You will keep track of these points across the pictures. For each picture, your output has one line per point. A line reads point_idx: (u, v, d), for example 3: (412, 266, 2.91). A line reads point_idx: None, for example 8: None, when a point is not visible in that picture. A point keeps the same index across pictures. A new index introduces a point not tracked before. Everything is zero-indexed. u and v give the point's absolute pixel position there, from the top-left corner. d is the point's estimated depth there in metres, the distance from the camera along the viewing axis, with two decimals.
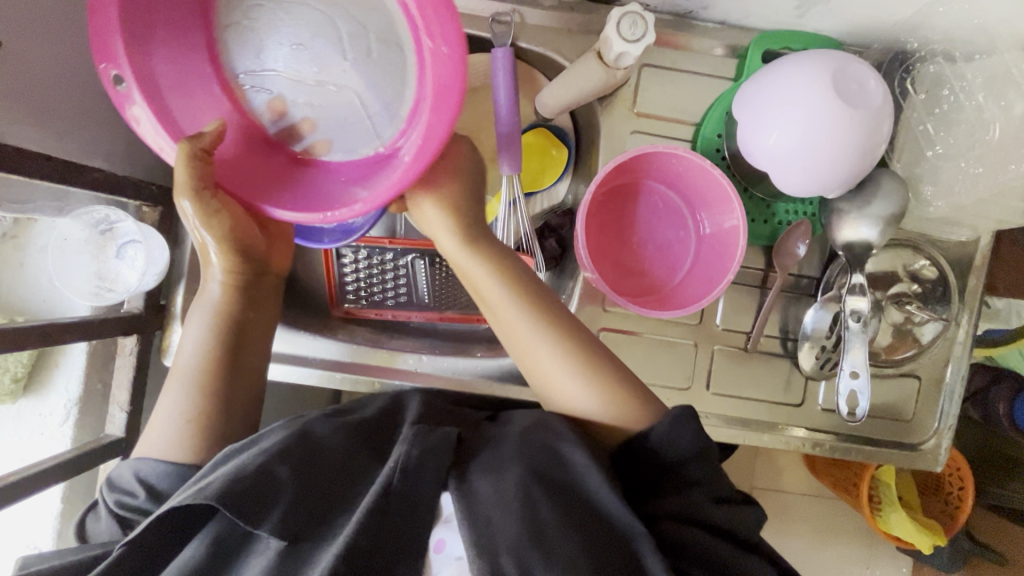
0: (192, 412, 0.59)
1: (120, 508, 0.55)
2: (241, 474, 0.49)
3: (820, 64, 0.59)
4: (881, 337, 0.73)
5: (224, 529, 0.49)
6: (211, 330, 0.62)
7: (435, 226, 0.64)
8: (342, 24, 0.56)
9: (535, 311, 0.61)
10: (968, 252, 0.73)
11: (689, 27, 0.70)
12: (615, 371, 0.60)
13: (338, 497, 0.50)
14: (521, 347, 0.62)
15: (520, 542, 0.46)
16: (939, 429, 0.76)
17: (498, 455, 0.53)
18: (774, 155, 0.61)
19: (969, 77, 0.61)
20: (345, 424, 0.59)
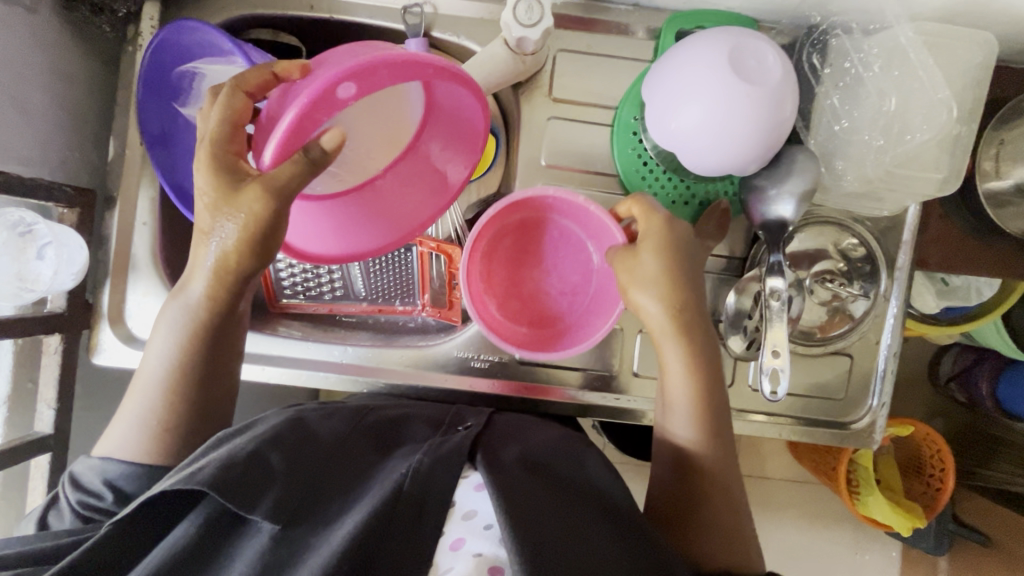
0: (149, 416, 0.59)
1: (84, 508, 0.55)
2: (233, 459, 0.49)
3: (717, 45, 0.58)
4: (811, 315, 0.73)
5: (215, 511, 0.48)
6: (179, 341, 0.59)
7: (638, 282, 0.61)
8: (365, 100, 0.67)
9: (704, 372, 0.60)
10: (895, 228, 0.72)
11: (602, 11, 0.70)
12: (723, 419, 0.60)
13: (335, 484, 0.52)
14: (698, 411, 0.59)
15: (557, 536, 0.47)
16: (873, 408, 0.75)
17: (522, 459, 0.57)
18: (688, 141, 0.61)
19: (866, 48, 0.60)
20: (340, 419, 0.61)
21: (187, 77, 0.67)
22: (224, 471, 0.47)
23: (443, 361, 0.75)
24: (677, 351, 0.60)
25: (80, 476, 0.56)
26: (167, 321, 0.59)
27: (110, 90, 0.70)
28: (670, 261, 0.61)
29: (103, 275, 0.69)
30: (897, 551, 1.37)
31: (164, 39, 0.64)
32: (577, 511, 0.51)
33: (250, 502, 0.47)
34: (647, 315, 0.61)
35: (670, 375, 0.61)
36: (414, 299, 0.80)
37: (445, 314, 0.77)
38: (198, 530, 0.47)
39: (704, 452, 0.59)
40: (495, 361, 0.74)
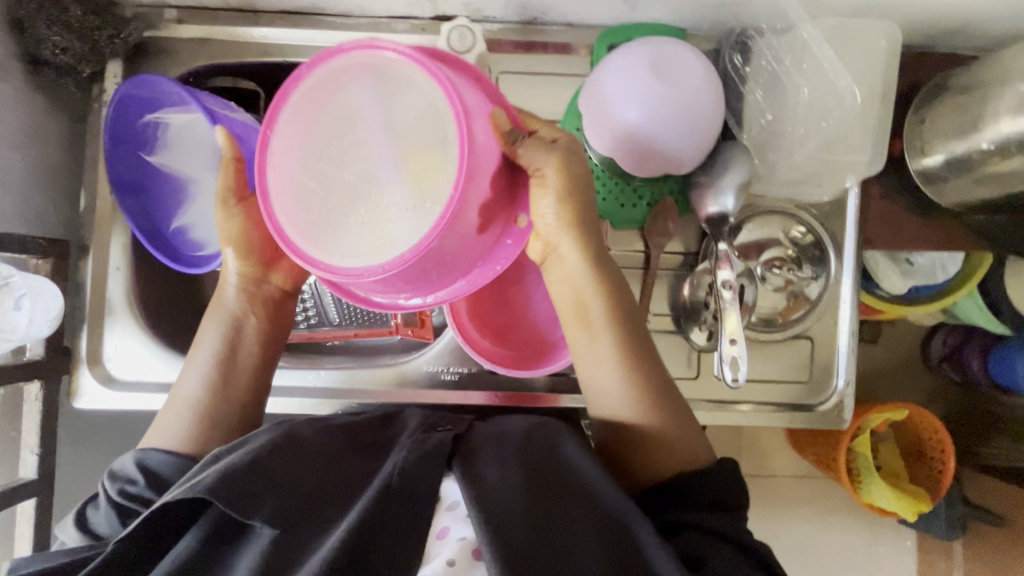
0: (194, 401, 0.63)
1: (120, 496, 0.56)
2: (230, 471, 0.50)
3: (639, 54, 0.62)
4: (768, 302, 0.75)
5: (214, 526, 0.50)
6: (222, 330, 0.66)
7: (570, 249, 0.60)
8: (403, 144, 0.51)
9: (615, 327, 0.60)
10: (838, 212, 0.75)
11: (538, 33, 0.74)
12: (654, 373, 0.60)
13: (327, 494, 0.51)
14: (635, 374, 0.59)
15: (530, 529, 0.48)
16: (840, 387, 0.76)
17: (502, 450, 0.56)
18: (621, 144, 0.64)
19: (780, 46, 0.64)
20: (334, 431, 0.60)
21: (150, 126, 0.72)
22: (222, 482, 0.49)
23: (414, 377, 0.77)
24: (605, 333, 0.60)
25: (115, 469, 0.58)
26: (216, 324, 0.67)
27: (79, 145, 0.74)
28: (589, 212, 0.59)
29: (80, 320, 0.71)
30: (913, 538, 1.34)
31: (124, 94, 0.67)
32: (559, 493, 0.52)
33: (248, 510, 0.48)
34: (589, 304, 0.60)
35: (599, 354, 0.60)
36: (386, 321, 0.81)
37: (419, 333, 0.79)
38: (200, 540, 0.49)
39: (655, 427, 0.58)
40: (465, 373, 0.76)
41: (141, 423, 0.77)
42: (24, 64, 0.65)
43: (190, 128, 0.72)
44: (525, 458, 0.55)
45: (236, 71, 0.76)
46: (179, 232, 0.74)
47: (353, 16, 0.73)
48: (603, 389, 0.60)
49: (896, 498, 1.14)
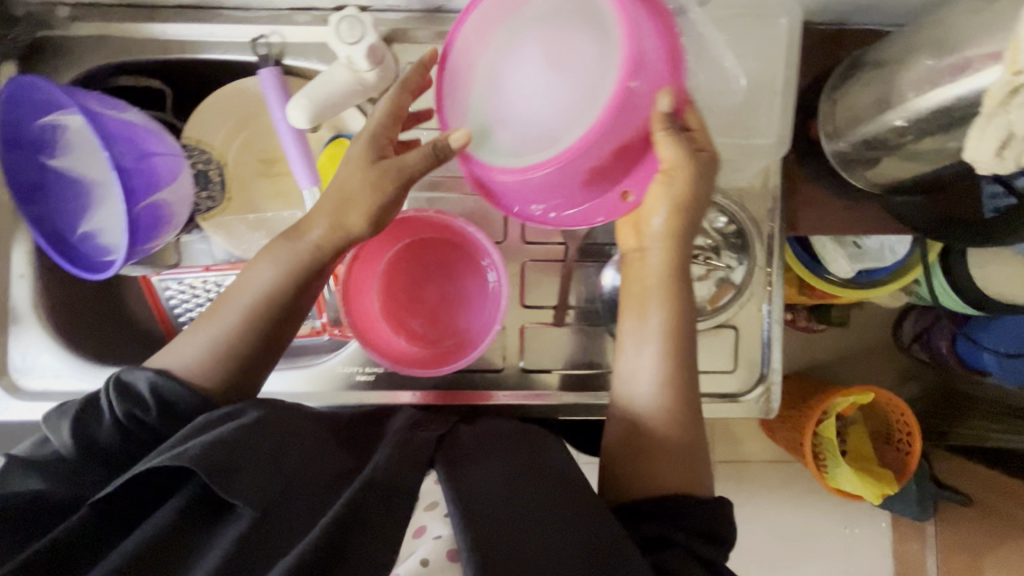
0: (227, 335, 0.58)
1: (126, 419, 0.53)
2: (221, 439, 0.47)
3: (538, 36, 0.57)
4: (690, 293, 0.73)
5: (196, 495, 0.47)
6: (280, 273, 0.59)
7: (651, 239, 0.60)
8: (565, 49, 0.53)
9: (677, 327, 0.58)
10: (760, 197, 0.72)
11: (444, 21, 0.71)
12: (691, 381, 0.58)
13: (307, 484, 0.49)
14: (676, 379, 0.58)
15: (515, 527, 0.47)
16: (766, 377, 0.75)
17: (489, 455, 0.56)
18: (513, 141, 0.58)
19: None
20: (323, 423, 0.58)
21: (49, 130, 0.70)
22: (207, 451, 0.46)
23: (330, 379, 0.75)
24: (658, 307, 0.59)
25: (128, 384, 0.54)
26: (263, 274, 0.60)
27: None
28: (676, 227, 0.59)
29: None
30: (887, 520, 1.32)
31: (12, 95, 0.64)
32: (533, 497, 0.51)
33: (230, 484, 0.45)
34: (680, 295, 0.59)
35: (649, 352, 0.59)
36: (313, 320, 0.80)
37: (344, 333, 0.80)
38: (175, 520, 0.45)
39: (669, 431, 0.57)
40: (381, 372, 0.75)
41: None
42: None
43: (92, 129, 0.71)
44: (514, 463, 0.55)
45: (138, 69, 0.74)
46: (85, 237, 0.72)
47: (254, 9, 0.71)
48: (626, 368, 0.60)
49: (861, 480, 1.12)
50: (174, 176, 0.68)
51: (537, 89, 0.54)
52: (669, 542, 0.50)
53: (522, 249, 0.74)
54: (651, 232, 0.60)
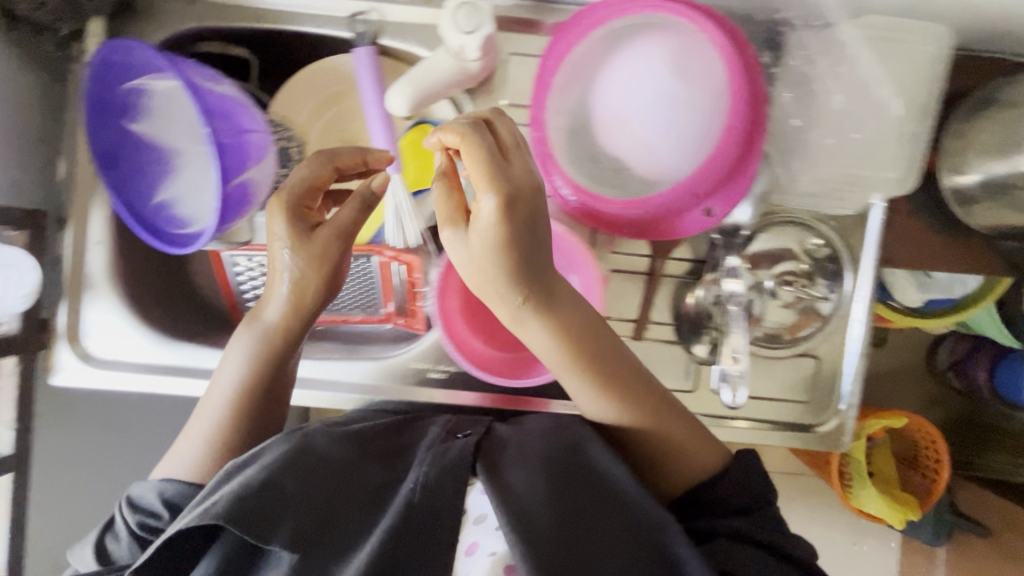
0: (210, 433, 0.62)
1: (142, 529, 0.56)
2: (246, 491, 0.48)
3: (658, 47, 0.58)
4: (774, 318, 0.71)
5: (231, 551, 0.50)
6: (251, 357, 0.62)
7: (497, 292, 0.51)
8: (687, 79, 0.57)
9: (594, 371, 0.55)
10: (860, 226, 0.70)
11: (550, 12, 0.68)
12: (636, 387, 0.58)
13: (348, 506, 0.50)
14: (617, 392, 0.57)
15: (558, 542, 0.47)
16: (843, 411, 0.73)
17: (524, 455, 0.54)
18: (614, 148, 0.60)
19: (812, 45, 0.58)
20: (346, 436, 0.57)
21: (133, 93, 0.67)
22: (235, 505, 0.47)
23: (400, 373, 0.75)
24: (541, 332, 0.53)
25: (136, 497, 0.58)
26: (237, 348, 0.62)
27: (60, 108, 0.70)
28: (508, 237, 0.48)
29: (59, 295, 0.69)
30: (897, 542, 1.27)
31: (106, 59, 0.62)
32: (589, 515, 0.49)
33: (267, 532, 0.47)
34: (586, 343, 0.54)
35: (580, 390, 0.57)
36: (377, 308, 0.77)
37: (409, 323, 0.76)
38: (219, 567, 0.49)
39: (646, 430, 0.58)
40: (453, 371, 0.74)
41: (122, 401, 0.76)
42: None
43: (177, 97, 0.69)
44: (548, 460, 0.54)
45: (226, 36, 0.71)
46: (162, 206, 0.70)
47: None
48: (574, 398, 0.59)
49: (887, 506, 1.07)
50: (261, 154, 0.65)
51: (655, 107, 0.58)
52: (718, 533, 0.53)
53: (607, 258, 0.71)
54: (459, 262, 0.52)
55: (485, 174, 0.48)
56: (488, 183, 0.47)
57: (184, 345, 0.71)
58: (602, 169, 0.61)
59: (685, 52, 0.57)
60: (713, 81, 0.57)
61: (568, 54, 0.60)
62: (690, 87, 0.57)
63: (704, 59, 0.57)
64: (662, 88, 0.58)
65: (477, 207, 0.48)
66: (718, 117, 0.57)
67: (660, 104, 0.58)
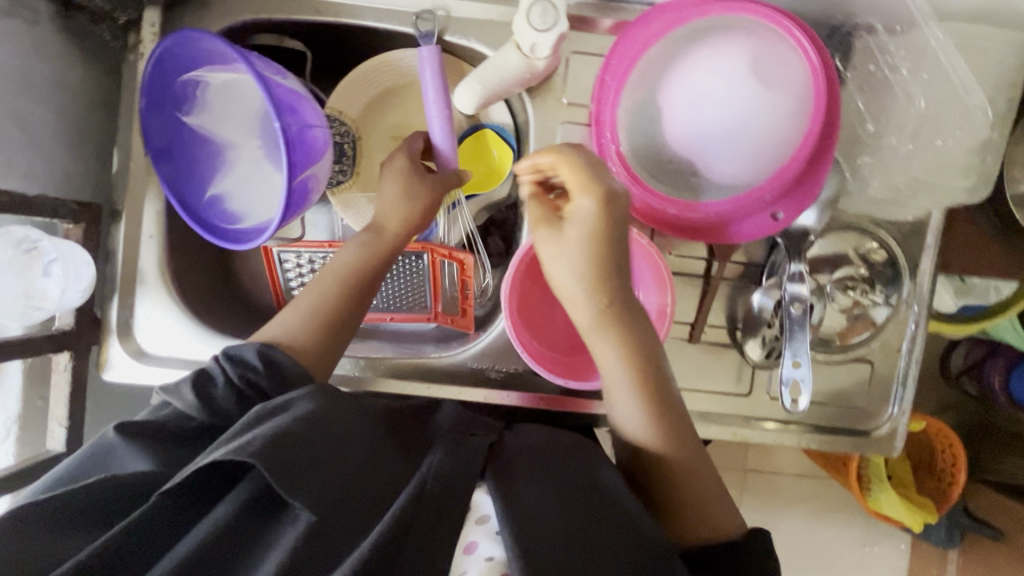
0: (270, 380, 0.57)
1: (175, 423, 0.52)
2: (277, 438, 0.45)
3: (737, 49, 0.57)
4: (831, 322, 0.71)
5: (252, 496, 0.45)
6: (320, 303, 0.60)
7: (569, 271, 0.53)
8: (767, 80, 0.57)
9: (645, 391, 0.53)
10: (920, 231, 0.69)
11: (617, 11, 0.67)
12: (678, 414, 0.54)
13: (367, 477, 0.47)
14: (665, 415, 0.54)
15: (566, 547, 0.45)
16: (894, 415, 0.74)
17: (538, 467, 0.53)
18: (686, 150, 0.60)
19: (892, 50, 0.57)
20: (367, 407, 0.54)
21: (190, 85, 0.66)
22: (270, 450, 0.44)
23: (457, 370, 0.72)
24: (613, 348, 0.53)
25: (234, 352, 0.53)
26: (298, 310, 0.59)
27: (112, 100, 0.69)
28: (601, 235, 0.51)
29: (110, 289, 0.68)
30: (908, 543, 1.22)
31: (168, 50, 0.61)
32: (597, 514, 0.48)
33: (292, 486, 0.43)
34: (630, 355, 0.53)
35: (621, 402, 0.54)
36: (425, 306, 0.76)
37: (458, 323, 0.75)
38: (236, 512, 0.44)
39: (675, 460, 0.53)
40: (509, 373, 0.72)
41: None
42: (58, 8, 0.60)
43: (236, 90, 0.68)
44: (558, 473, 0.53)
45: (283, 28, 0.69)
46: (215, 200, 0.69)
47: None
48: (612, 405, 0.55)
49: (907, 509, 1.03)
50: (323, 147, 0.64)
51: (733, 109, 0.58)
52: None
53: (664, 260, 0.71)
54: (559, 270, 0.53)
55: (588, 177, 0.51)
56: (588, 182, 0.51)
57: (231, 341, 0.69)
58: (673, 172, 0.61)
59: (764, 54, 0.57)
60: (794, 85, 0.56)
61: (645, 54, 0.60)
62: (770, 88, 0.57)
63: (786, 61, 0.57)
64: (740, 90, 0.57)
65: (575, 205, 0.52)
66: (797, 120, 0.57)
67: (739, 106, 0.57)
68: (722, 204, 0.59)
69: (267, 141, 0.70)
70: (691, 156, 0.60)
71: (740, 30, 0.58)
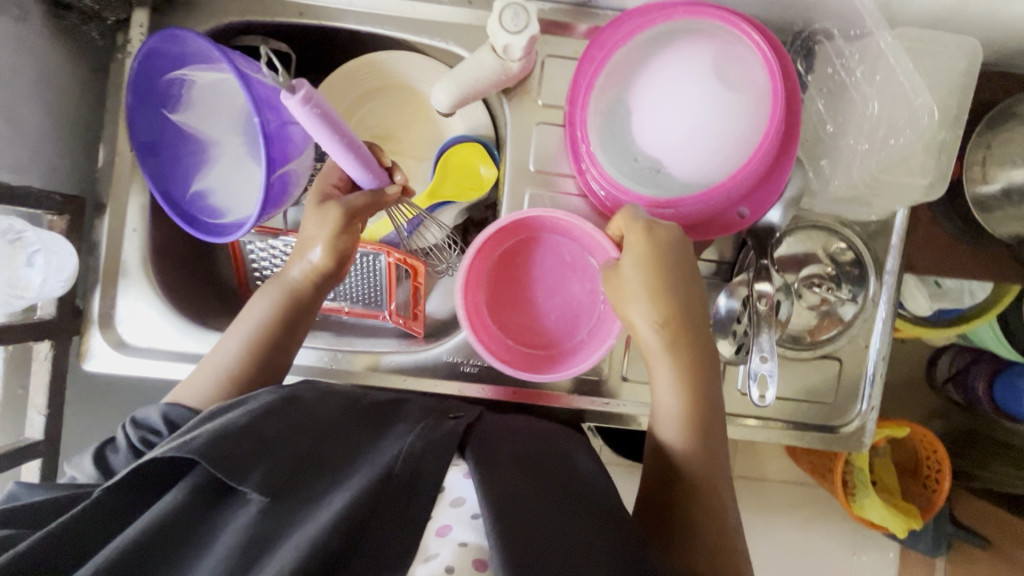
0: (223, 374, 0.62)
1: (141, 444, 0.56)
2: (228, 430, 0.47)
3: (698, 52, 0.60)
4: (798, 319, 0.73)
5: (203, 480, 0.46)
6: (270, 314, 0.65)
7: (627, 300, 0.59)
8: (728, 80, 0.59)
9: (696, 392, 0.58)
10: (886, 231, 0.71)
11: (589, 17, 0.70)
12: (717, 420, 0.59)
13: (327, 463, 0.48)
14: (708, 417, 0.58)
15: (538, 531, 0.45)
16: (863, 411, 0.75)
17: (515, 454, 0.54)
18: (653, 150, 0.62)
19: (848, 54, 0.60)
20: (335, 400, 0.56)
21: (175, 84, 0.68)
22: (218, 438, 0.45)
23: (431, 366, 0.73)
24: (674, 373, 0.58)
25: (141, 417, 0.57)
26: (245, 322, 0.65)
27: (100, 98, 0.71)
28: (657, 266, 0.58)
29: (93, 281, 0.69)
30: (896, 552, 1.21)
31: (153, 48, 0.63)
32: (563, 509, 0.49)
33: (239, 473, 0.45)
34: (686, 362, 0.58)
35: (665, 398, 0.59)
36: (380, 304, 0.78)
37: (408, 324, 0.78)
38: (187, 500, 0.45)
39: (693, 459, 0.57)
40: (485, 366, 0.73)
41: (148, 390, 0.76)
42: (48, 8, 0.62)
43: (221, 88, 0.70)
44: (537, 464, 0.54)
45: (268, 30, 0.72)
46: (198, 195, 0.71)
47: None
48: (657, 399, 0.60)
49: (891, 513, 1.02)
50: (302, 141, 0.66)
51: (697, 109, 0.60)
52: None
53: None
54: (631, 306, 0.59)
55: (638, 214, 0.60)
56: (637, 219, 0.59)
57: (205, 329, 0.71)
58: (642, 170, 0.63)
59: (725, 55, 0.59)
60: (754, 85, 0.59)
61: (612, 56, 0.62)
62: (730, 88, 0.59)
63: (745, 63, 0.59)
64: (704, 91, 0.60)
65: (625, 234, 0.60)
66: (757, 118, 0.59)
67: (703, 106, 0.60)
68: (686, 201, 0.61)
69: (250, 137, 0.71)
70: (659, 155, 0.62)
71: (702, 33, 0.60)
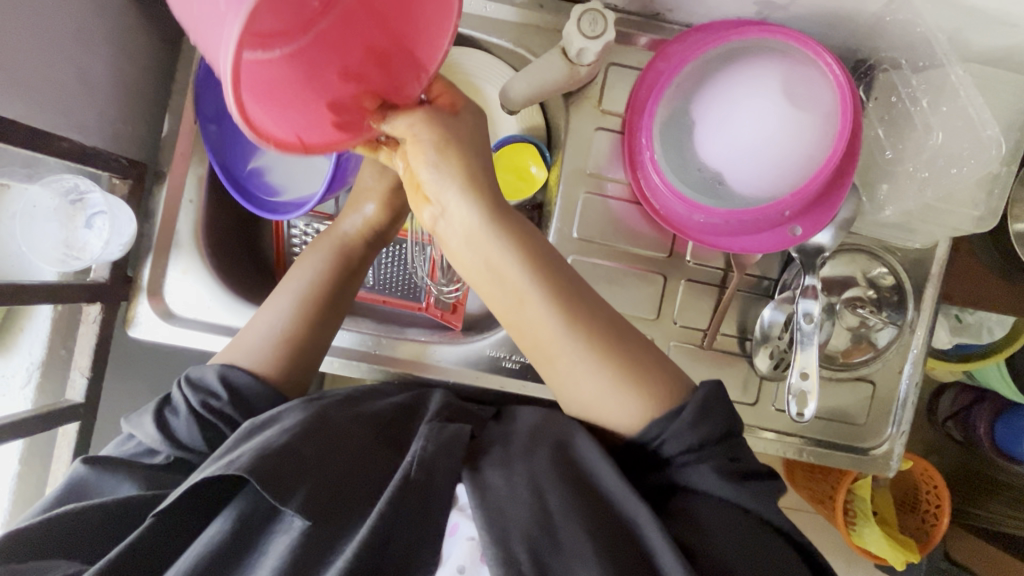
0: (277, 333, 0.63)
1: (201, 408, 0.58)
2: (269, 450, 0.51)
3: (771, 70, 0.61)
4: (837, 340, 0.73)
5: (247, 508, 0.51)
6: (321, 271, 0.66)
7: (445, 192, 0.54)
8: (797, 98, 0.61)
9: (573, 326, 0.56)
10: (927, 260, 0.73)
11: (658, 29, 0.71)
12: (619, 350, 0.56)
13: (362, 484, 0.52)
14: (596, 360, 0.56)
15: (531, 532, 0.48)
16: (892, 435, 0.76)
17: (507, 453, 0.55)
18: (717, 160, 0.63)
19: (914, 84, 0.62)
20: (360, 416, 0.59)
21: None
22: (258, 462, 0.49)
23: (473, 359, 0.74)
24: (549, 321, 0.56)
25: (196, 377, 0.60)
26: (302, 271, 0.66)
27: (169, 68, 0.72)
28: (447, 150, 0.53)
29: (145, 248, 0.69)
30: None
31: None
32: (568, 507, 0.50)
33: (283, 496, 0.49)
34: (537, 308, 0.56)
35: (555, 352, 0.57)
36: (418, 297, 0.82)
37: (445, 317, 0.81)
38: (232, 528, 0.50)
39: (635, 413, 0.55)
40: (526, 363, 0.73)
41: None
42: None
43: None
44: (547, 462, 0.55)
45: None
46: (255, 172, 0.71)
47: None
48: (566, 379, 0.58)
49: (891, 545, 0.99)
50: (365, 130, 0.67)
51: (765, 122, 0.61)
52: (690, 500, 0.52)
53: (680, 265, 0.74)
54: (455, 208, 0.55)
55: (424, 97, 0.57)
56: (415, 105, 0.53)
57: (244, 302, 0.71)
58: (705, 180, 0.65)
59: (796, 74, 0.61)
60: (822, 106, 0.61)
61: (683, 69, 0.65)
62: (798, 107, 0.60)
63: (817, 84, 0.61)
64: (777, 106, 0.61)
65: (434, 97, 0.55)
66: (822, 140, 0.60)
67: (778, 122, 0.60)
68: (743, 215, 0.62)
69: None
70: (725, 164, 0.63)
71: (777, 51, 0.62)
